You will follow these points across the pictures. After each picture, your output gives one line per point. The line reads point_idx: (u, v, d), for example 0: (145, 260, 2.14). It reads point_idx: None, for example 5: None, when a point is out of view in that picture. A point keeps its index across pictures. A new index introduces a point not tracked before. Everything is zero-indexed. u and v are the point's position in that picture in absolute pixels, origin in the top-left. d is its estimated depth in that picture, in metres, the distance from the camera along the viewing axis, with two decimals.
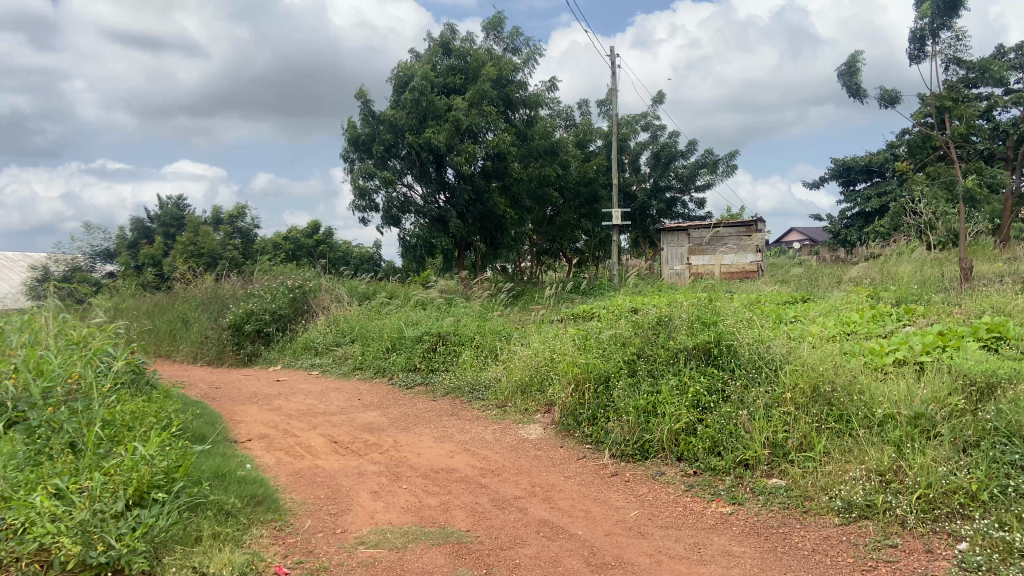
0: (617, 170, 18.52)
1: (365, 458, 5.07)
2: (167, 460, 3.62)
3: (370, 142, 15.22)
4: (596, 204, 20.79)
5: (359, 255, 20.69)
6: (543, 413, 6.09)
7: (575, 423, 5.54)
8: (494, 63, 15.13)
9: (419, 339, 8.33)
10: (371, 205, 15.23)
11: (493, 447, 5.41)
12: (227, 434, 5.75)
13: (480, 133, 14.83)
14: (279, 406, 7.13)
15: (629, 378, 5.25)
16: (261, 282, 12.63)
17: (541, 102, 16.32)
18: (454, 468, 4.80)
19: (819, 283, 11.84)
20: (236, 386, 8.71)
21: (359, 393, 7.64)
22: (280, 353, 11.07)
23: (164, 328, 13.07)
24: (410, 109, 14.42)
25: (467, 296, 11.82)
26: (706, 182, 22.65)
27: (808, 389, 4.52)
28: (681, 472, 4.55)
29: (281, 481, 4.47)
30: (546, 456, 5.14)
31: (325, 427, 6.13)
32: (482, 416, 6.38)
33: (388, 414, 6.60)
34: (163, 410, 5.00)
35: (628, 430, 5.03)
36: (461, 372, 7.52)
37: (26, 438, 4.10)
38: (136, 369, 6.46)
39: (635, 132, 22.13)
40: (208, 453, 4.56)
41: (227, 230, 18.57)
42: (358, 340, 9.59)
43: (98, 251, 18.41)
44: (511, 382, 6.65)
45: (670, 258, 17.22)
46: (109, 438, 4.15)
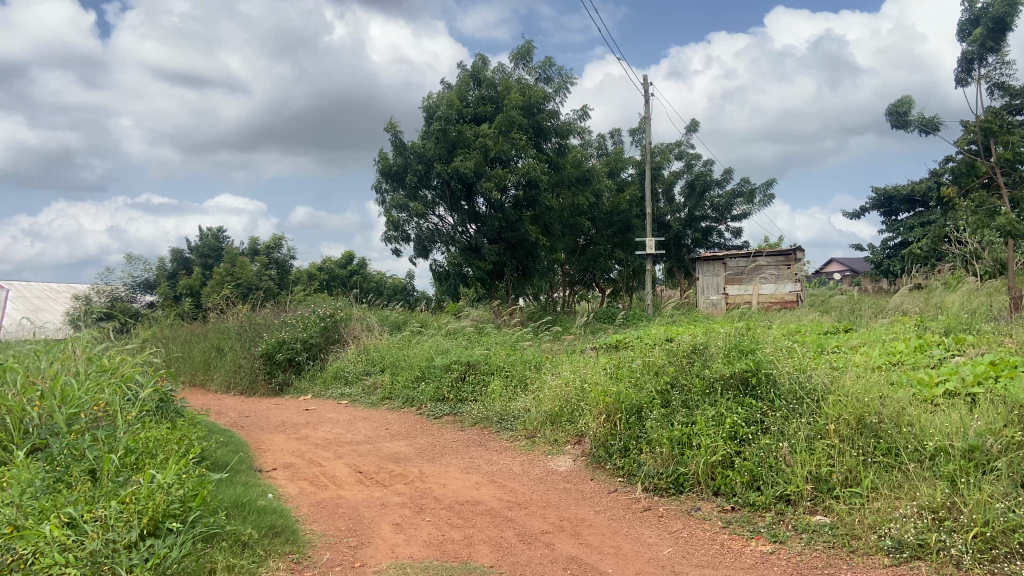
0: (650, 198, 18.36)
1: (388, 489, 4.93)
2: (184, 488, 3.52)
3: (401, 173, 15.32)
4: (630, 233, 20.63)
5: (392, 285, 20.73)
6: (573, 445, 5.90)
7: (607, 456, 5.34)
8: (524, 92, 15.18)
9: (448, 367, 8.21)
10: (403, 235, 15.27)
11: (521, 479, 5.23)
12: (251, 462, 5.67)
13: (511, 162, 14.83)
14: (306, 435, 7.05)
15: (663, 409, 5.05)
16: (294, 311, 12.67)
17: (573, 131, 16.29)
18: (480, 500, 4.63)
19: (862, 312, 11.49)
20: (265, 415, 8.66)
21: (387, 423, 7.52)
22: (311, 382, 11.02)
23: (199, 357, 13.16)
24: (439, 141, 14.54)
25: (499, 325, 11.71)
26: (742, 212, 22.36)
27: (853, 421, 4.29)
28: (718, 508, 4.32)
29: (302, 512, 4.34)
30: (575, 489, 4.95)
31: (351, 457, 6.02)
32: (510, 447, 6.21)
33: (415, 444, 6.47)
34: (186, 438, 4.93)
35: (661, 462, 4.82)
36: (490, 402, 7.37)
37: (46, 465, 4.05)
38: (163, 396, 6.45)
39: (669, 161, 22.00)
40: (229, 481, 4.46)
41: (263, 261, 18.78)
42: (387, 369, 9.51)
43: (138, 281, 18.71)
44: (541, 413, 6.48)
45: (706, 288, 16.98)
46: (129, 465, 4.08)
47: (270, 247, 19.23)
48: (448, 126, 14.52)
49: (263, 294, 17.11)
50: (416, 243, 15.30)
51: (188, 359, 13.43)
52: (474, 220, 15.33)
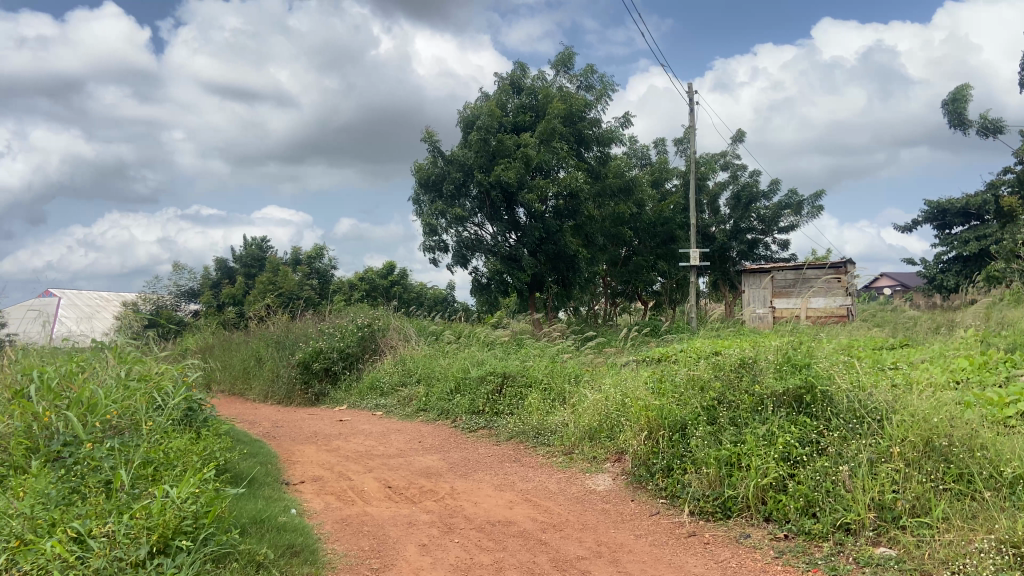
0: (694, 209, 17.94)
1: (417, 506, 4.70)
2: (198, 504, 3.33)
3: (438, 181, 15.11)
4: (673, 245, 20.21)
5: (432, 296, 20.59)
6: (613, 463, 5.59)
7: (649, 475, 5.03)
8: (565, 99, 14.97)
9: (484, 379, 7.98)
10: (441, 244, 15.15)
11: (556, 498, 4.95)
12: (279, 475, 5.49)
13: (552, 171, 14.61)
14: (337, 447, 6.87)
15: (709, 427, 4.73)
16: (332, 320, 12.58)
17: (615, 140, 16.00)
18: (513, 521, 4.37)
19: (919, 327, 10.94)
20: (299, 425, 8.52)
21: (420, 436, 7.31)
22: (347, 392, 10.88)
23: (239, 366, 13.16)
24: (478, 150, 14.37)
25: (539, 337, 11.45)
26: (790, 224, 21.76)
27: (920, 444, 3.93)
28: (769, 536, 3.99)
29: (325, 529, 4.12)
30: (614, 510, 4.65)
31: (381, 471, 5.80)
32: (547, 463, 5.93)
33: (447, 458, 6.23)
34: (209, 448, 4.77)
35: (707, 484, 4.50)
36: (526, 416, 7.10)
37: (62, 476, 3.92)
38: (193, 405, 6.33)
39: (714, 171, 21.55)
40: (250, 496, 4.27)
41: (304, 271, 18.83)
42: (423, 380, 9.31)
43: (182, 290, 18.91)
44: (579, 428, 6.19)
45: (753, 301, 16.53)
46: (145, 477, 3.92)
47: (312, 256, 19.28)
48: (487, 135, 14.33)
49: (303, 304, 17.12)
50: (455, 253, 15.13)
51: (228, 367, 13.46)
52: (514, 230, 15.13)
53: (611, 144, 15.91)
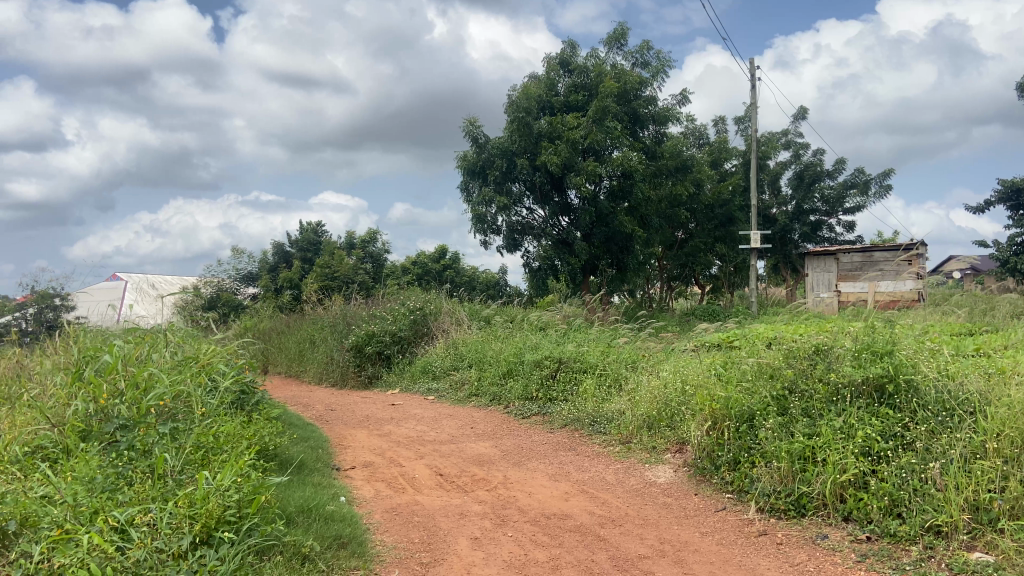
0: (754, 189, 17.33)
1: (469, 496, 4.52)
2: (241, 493, 3.19)
3: (485, 169, 14.98)
4: (732, 227, 19.63)
5: (485, 280, 20.43)
6: (674, 453, 5.33)
7: (713, 468, 4.76)
8: (619, 77, 14.56)
9: (538, 364, 7.76)
10: (491, 230, 15.00)
11: (614, 490, 4.72)
12: (330, 460, 5.39)
13: (605, 152, 14.17)
14: (389, 432, 6.75)
15: (780, 418, 4.43)
16: (384, 304, 12.53)
17: (672, 118, 15.52)
18: (570, 514, 4.14)
19: (997, 313, 10.27)
20: (351, 408, 8.46)
21: (472, 421, 7.14)
22: (399, 375, 10.82)
23: (295, 349, 13.25)
24: (521, 136, 14.19)
25: (593, 321, 11.19)
26: (856, 204, 20.90)
27: (1019, 438, 3.57)
28: (850, 537, 3.68)
29: (374, 519, 3.96)
30: (677, 505, 4.39)
31: (432, 457, 5.64)
32: (603, 453, 5.68)
33: (500, 446, 6.03)
34: (259, 432, 4.67)
35: (779, 479, 4.21)
36: (581, 402, 6.86)
37: (111, 460, 3.86)
38: (245, 387, 6.27)
39: (776, 151, 20.81)
40: (299, 484, 4.15)
41: (358, 254, 18.88)
42: (475, 364, 9.14)
43: (241, 273, 19.21)
44: (637, 416, 5.92)
45: (816, 284, 16.03)
46: (192, 463, 3.83)
47: (366, 240, 19.33)
48: (525, 119, 14.17)
49: (357, 287, 17.18)
50: (507, 238, 14.99)
51: (285, 350, 13.58)
52: (566, 213, 14.84)
53: (667, 122, 15.46)
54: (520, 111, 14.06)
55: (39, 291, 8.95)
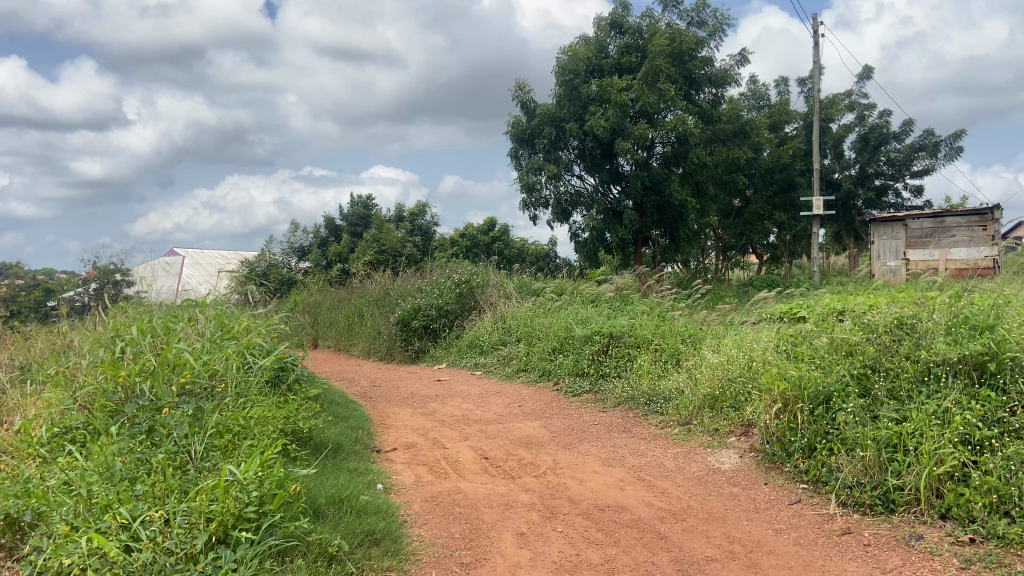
0: (816, 153, 16.46)
1: (516, 484, 4.17)
2: (263, 487, 2.89)
3: (533, 137, 14.54)
4: (793, 193, 18.79)
5: (534, 251, 19.99)
6: (739, 437, 4.89)
7: (784, 455, 4.32)
8: (674, 37, 13.85)
9: (588, 339, 7.33)
10: (539, 201, 14.60)
11: (675, 478, 4.33)
12: (369, 441, 5.12)
13: (658, 115, 13.55)
14: (434, 411, 6.45)
15: (862, 400, 4.01)
16: (432, 276, 12.25)
17: (730, 79, 14.77)
18: (627, 506, 3.77)
19: None
20: (397, 384, 8.22)
21: (520, 400, 6.80)
22: (447, 350, 10.55)
23: (344, 323, 13.13)
24: (570, 100, 13.75)
25: (647, 293, 10.72)
26: (925, 167, 19.76)
27: None
28: (949, 538, 3.23)
29: (412, 510, 3.64)
30: (745, 497, 3.99)
31: (478, 439, 5.31)
32: (661, 436, 5.27)
33: (549, 426, 5.68)
34: (292, 415, 4.39)
35: (863, 470, 3.77)
36: (636, 379, 6.44)
37: (135, 446, 3.62)
38: (285, 365, 6.05)
39: (840, 112, 19.80)
40: (332, 472, 3.85)
41: (407, 227, 18.65)
42: (523, 339, 8.79)
43: (293, 247, 19.22)
44: (698, 395, 5.48)
45: (884, 252, 15.11)
46: (220, 450, 3.57)
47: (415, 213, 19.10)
48: (573, 83, 13.67)
49: (405, 261, 16.95)
50: (556, 209, 14.56)
51: (334, 324, 13.48)
52: (617, 181, 14.30)
53: (725, 85, 14.71)
54: (568, 74, 13.57)
55: (101, 267, 8.85)
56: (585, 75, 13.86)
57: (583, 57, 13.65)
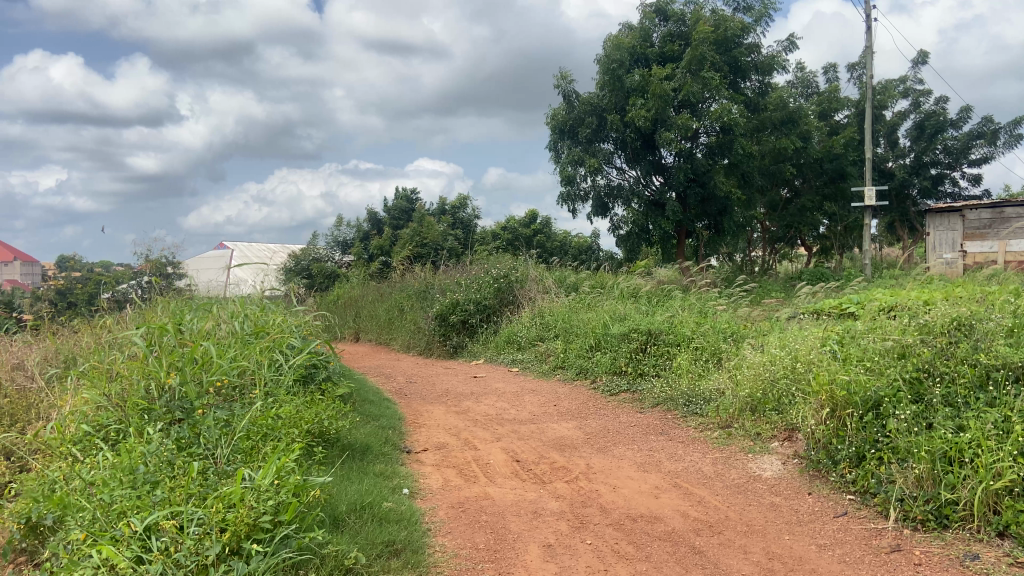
0: (869, 142, 15.87)
1: (546, 490, 4.04)
2: (280, 495, 2.81)
3: (575, 128, 14.32)
4: (844, 183, 18.19)
5: (577, 244, 19.77)
6: (783, 442, 4.67)
7: (831, 463, 4.10)
8: (720, 23, 13.47)
9: (626, 336, 7.14)
10: (579, 193, 14.40)
11: (713, 485, 4.14)
12: (399, 441, 5.03)
13: (703, 105, 13.22)
14: (467, 409, 6.34)
15: (915, 406, 3.79)
16: (471, 270, 12.14)
17: (777, 66, 14.35)
18: (661, 516, 3.60)
19: None
20: (433, 381, 8.13)
21: (556, 399, 6.65)
22: (484, 346, 10.45)
23: (384, 317, 13.12)
24: (612, 90, 13.52)
25: (689, 288, 10.47)
26: (984, 155, 18.98)
27: None
28: (1007, 560, 3.00)
29: (437, 517, 3.52)
30: (787, 508, 3.79)
31: (510, 440, 5.18)
32: (699, 439, 5.08)
33: (584, 427, 5.53)
34: (320, 415, 4.31)
35: (915, 482, 3.54)
36: (675, 379, 6.23)
37: (161, 445, 3.58)
38: (317, 363, 6.01)
39: (894, 99, 19.11)
40: (357, 476, 3.77)
41: (448, 220, 18.59)
42: (561, 335, 8.62)
43: (337, 241, 19.32)
44: (740, 397, 5.27)
45: (940, 244, 14.47)
46: (244, 452, 3.51)
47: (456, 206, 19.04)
48: (617, 73, 13.43)
49: (446, 254, 16.88)
50: (596, 201, 14.36)
51: (375, 318, 13.50)
52: (659, 172, 14.01)
53: (772, 72, 14.31)
54: (611, 63, 13.35)
55: (153, 260, 8.95)
56: (628, 64, 13.60)
57: (626, 45, 13.37)
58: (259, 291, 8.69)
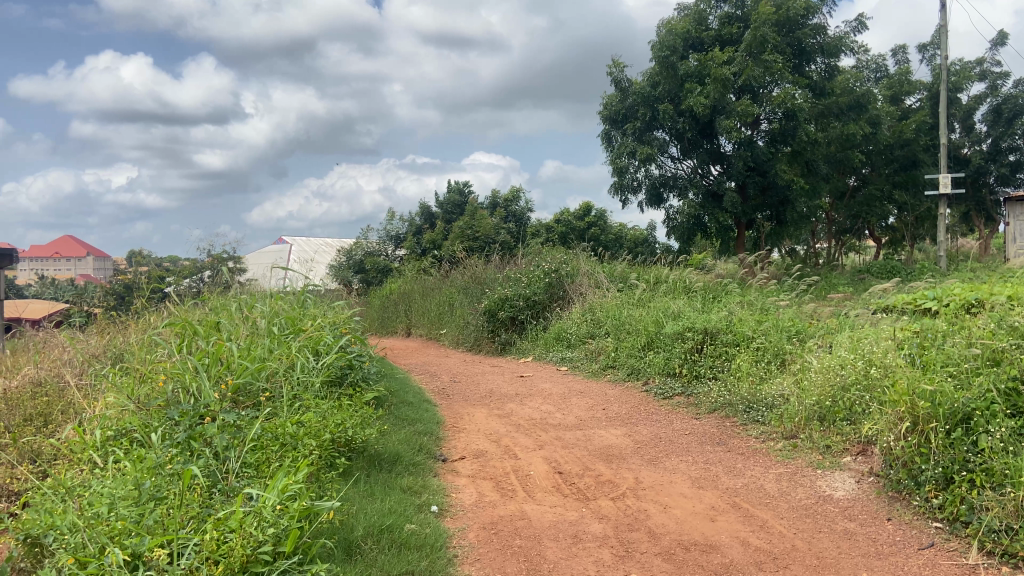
0: (944, 125, 14.90)
1: (588, 509, 3.66)
2: (283, 520, 2.51)
3: (628, 117, 13.83)
4: (916, 170, 17.20)
5: (632, 237, 19.24)
6: (856, 457, 4.20)
7: (913, 485, 3.62)
8: (782, 3, 12.81)
9: (680, 336, 6.69)
10: (633, 184, 13.93)
11: (777, 507, 3.71)
12: (435, 449, 4.72)
13: (764, 89, 12.56)
14: (510, 412, 6.00)
15: (1013, 423, 3.29)
16: (521, 264, 11.76)
17: (845, 48, 13.46)
18: (718, 544, 3.19)
19: None
20: (478, 380, 7.82)
21: (605, 402, 6.25)
22: (533, 343, 10.09)
23: (435, 312, 12.89)
24: (669, 76, 12.95)
25: (749, 282, 9.94)
26: None
27: None
28: None
29: (466, 540, 3.19)
30: (864, 536, 3.34)
31: (553, 449, 4.81)
32: (761, 451, 4.63)
33: (634, 435, 5.12)
34: (346, 421, 4.02)
35: (1015, 513, 3.04)
36: (733, 382, 5.77)
37: (171, 457, 3.32)
38: (352, 364, 5.76)
39: (969, 81, 18.01)
40: (381, 493, 3.46)
41: (500, 214, 18.28)
42: (612, 332, 8.20)
43: (388, 235, 19.18)
44: (806, 405, 4.77)
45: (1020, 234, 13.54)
46: (255, 467, 3.24)
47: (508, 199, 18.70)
48: (670, 60, 12.97)
49: (498, 248, 16.53)
50: (650, 192, 13.84)
51: (425, 313, 13.29)
52: (716, 161, 13.41)
53: (839, 54, 13.44)
54: (664, 50, 12.87)
55: (215, 254, 8.89)
56: (683, 49, 13.08)
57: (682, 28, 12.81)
58: (305, 286, 8.53)
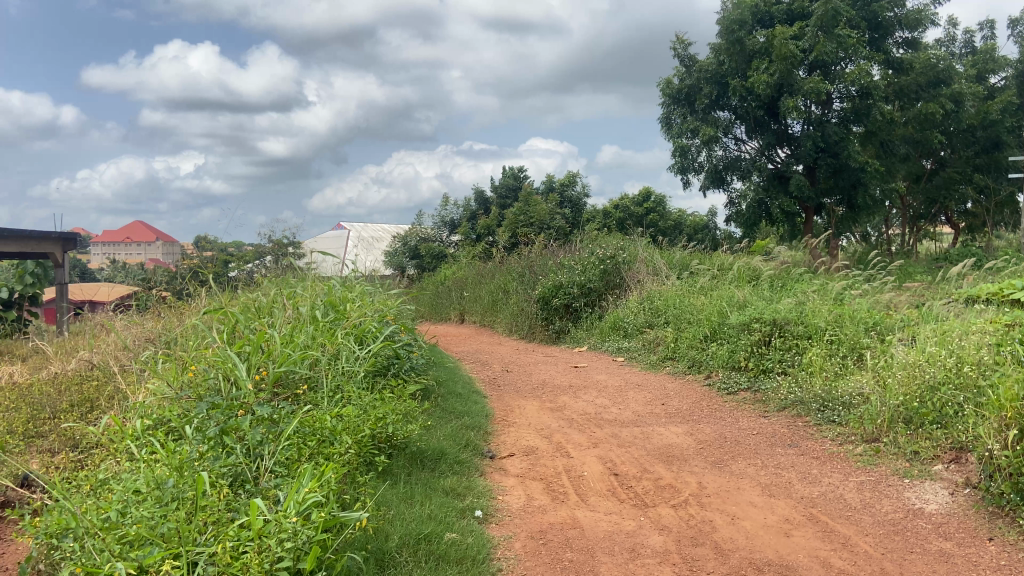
0: None
1: (647, 518, 3.33)
2: (307, 530, 2.26)
3: (691, 96, 13.32)
4: (1000, 152, 16.12)
5: (692, 223, 18.63)
6: (949, 466, 3.76)
7: (1020, 501, 3.17)
8: None
9: (746, 327, 6.24)
10: (694, 167, 13.44)
11: (861, 521, 3.32)
12: (482, 446, 4.44)
13: (837, 65, 11.85)
14: (563, 406, 5.69)
15: None
16: (578, 250, 11.38)
17: (925, 20, 12.64)
18: (794, 566, 2.83)
19: None
20: (531, 370, 7.53)
21: (664, 396, 5.89)
22: (588, 332, 9.74)
23: (488, 299, 12.62)
24: (734, 53, 12.43)
25: (819, 271, 9.38)
26: None
27: None
28: None
29: (512, 552, 2.91)
30: (963, 559, 2.93)
31: (608, 448, 4.48)
32: (839, 455, 4.23)
33: (696, 434, 4.75)
34: (388, 416, 3.77)
35: None
36: (804, 378, 5.34)
37: (203, 452, 3.12)
38: (399, 352, 5.54)
39: None
40: (420, 497, 3.22)
41: (556, 199, 17.88)
42: (671, 321, 7.79)
43: (443, 221, 19.01)
44: (890, 406, 4.29)
45: None
46: (288, 466, 3.02)
47: (565, 184, 18.26)
48: (740, 34, 12.33)
49: (555, 234, 16.13)
50: (712, 175, 13.29)
51: (479, 299, 13.04)
52: (784, 142, 12.76)
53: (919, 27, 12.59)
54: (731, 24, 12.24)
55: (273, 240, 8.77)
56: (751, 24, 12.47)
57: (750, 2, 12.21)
58: (356, 273, 8.34)
